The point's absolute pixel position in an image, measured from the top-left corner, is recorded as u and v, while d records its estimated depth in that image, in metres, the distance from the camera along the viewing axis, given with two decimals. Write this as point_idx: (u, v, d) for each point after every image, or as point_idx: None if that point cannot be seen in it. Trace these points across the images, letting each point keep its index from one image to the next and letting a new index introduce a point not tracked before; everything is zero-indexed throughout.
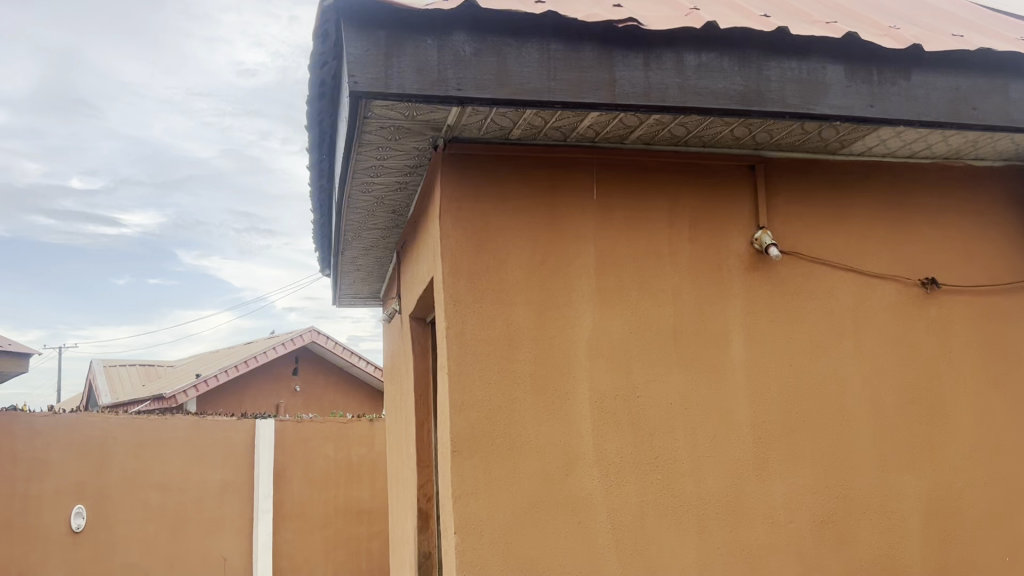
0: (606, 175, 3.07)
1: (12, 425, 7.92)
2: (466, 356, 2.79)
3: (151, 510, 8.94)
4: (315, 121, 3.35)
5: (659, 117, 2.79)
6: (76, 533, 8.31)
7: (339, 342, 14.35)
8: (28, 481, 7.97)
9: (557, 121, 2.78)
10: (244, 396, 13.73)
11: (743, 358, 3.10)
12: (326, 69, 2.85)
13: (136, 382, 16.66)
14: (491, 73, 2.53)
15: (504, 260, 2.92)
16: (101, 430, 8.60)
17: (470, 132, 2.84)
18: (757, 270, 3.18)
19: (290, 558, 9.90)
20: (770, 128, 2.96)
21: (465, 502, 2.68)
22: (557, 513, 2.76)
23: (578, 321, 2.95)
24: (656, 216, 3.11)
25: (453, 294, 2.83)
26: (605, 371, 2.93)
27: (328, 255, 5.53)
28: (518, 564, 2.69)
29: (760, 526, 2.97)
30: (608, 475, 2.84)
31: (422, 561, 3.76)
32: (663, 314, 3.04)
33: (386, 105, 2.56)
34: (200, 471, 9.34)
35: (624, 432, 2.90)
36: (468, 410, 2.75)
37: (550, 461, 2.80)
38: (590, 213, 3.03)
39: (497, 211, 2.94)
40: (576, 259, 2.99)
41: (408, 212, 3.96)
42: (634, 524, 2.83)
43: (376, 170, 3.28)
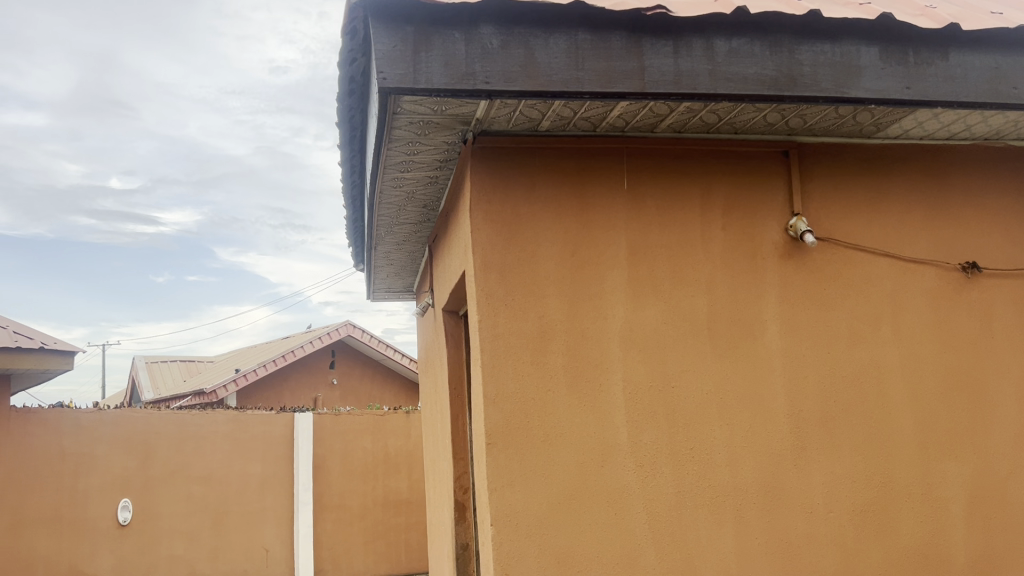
0: (635, 164, 3.05)
1: (59, 421, 8.17)
2: (499, 349, 2.80)
3: (195, 502, 9.03)
4: (345, 118, 3.38)
5: (689, 105, 2.76)
6: (123, 526, 8.47)
7: (375, 335, 14.47)
8: (75, 475, 8.20)
9: (586, 111, 2.76)
10: (282, 390, 13.90)
11: (779, 346, 3.06)
12: (355, 66, 2.87)
13: (178, 378, 16.94)
14: (519, 65, 2.53)
15: (535, 252, 2.91)
16: (144, 426, 8.77)
17: (499, 125, 2.84)
18: (792, 257, 3.14)
19: (331, 549, 9.94)
20: (803, 113, 2.92)
21: (500, 494, 2.69)
22: (593, 504, 2.76)
23: (611, 312, 2.94)
24: (688, 206, 3.08)
25: (485, 288, 2.84)
26: (639, 362, 2.92)
27: (361, 251, 5.57)
28: (555, 556, 2.69)
29: (799, 515, 2.94)
30: (643, 466, 2.83)
31: (461, 552, 3.81)
32: (696, 304, 3.02)
33: (414, 101, 2.57)
34: (241, 464, 9.42)
35: (659, 423, 2.89)
36: (502, 402, 2.76)
37: (584, 452, 2.80)
38: (622, 202, 3.02)
39: (527, 203, 2.94)
40: (607, 249, 2.98)
41: (439, 206, 3.97)
42: (671, 515, 2.82)
43: (406, 165, 3.30)
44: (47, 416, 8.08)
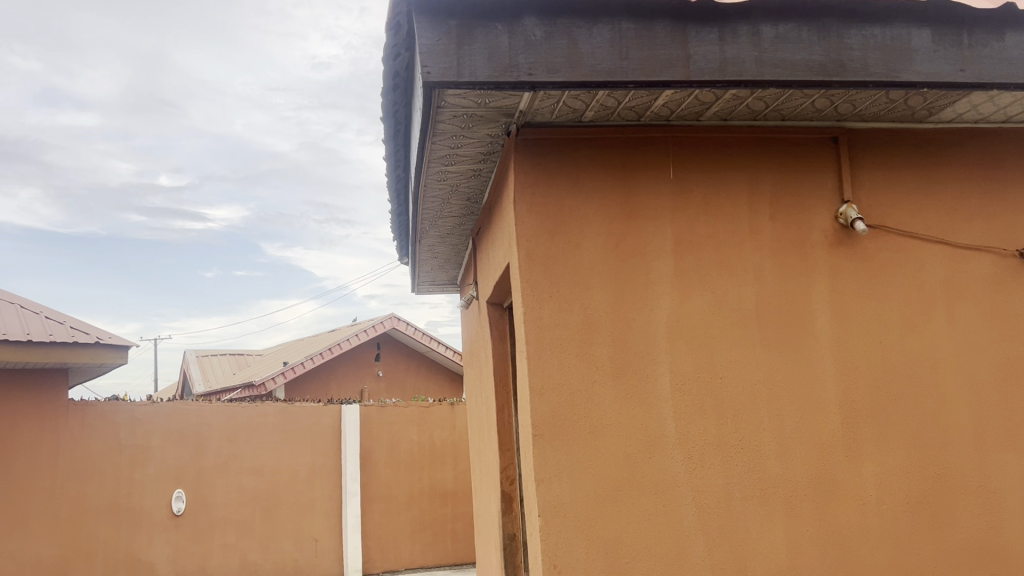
0: (681, 154, 3.02)
1: (115, 413, 8.39)
2: (544, 340, 2.80)
3: (246, 493, 9.18)
4: (390, 112, 3.40)
5: (736, 92, 2.73)
6: (177, 516, 8.65)
7: (419, 328, 14.56)
8: (131, 466, 8.41)
9: (631, 101, 2.74)
10: (329, 382, 14.09)
11: (830, 335, 3.02)
12: (399, 60, 2.89)
13: (228, 370, 17.28)
14: (562, 56, 2.52)
15: (580, 243, 2.91)
16: (197, 419, 8.94)
17: (542, 116, 2.83)
18: (842, 245, 3.09)
19: (379, 539, 10.03)
20: (852, 98, 2.86)
21: (548, 485, 2.70)
22: (641, 496, 2.76)
23: (657, 302, 2.92)
24: (736, 195, 3.04)
25: (529, 280, 2.84)
26: (686, 353, 2.90)
27: (406, 244, 5.60)
28: (603, 548, 2.69)
29: (851, 507, 2.90)
30: (692, 458, 2.82)
31: (507, 542, 3.83)
32: (744, 294, 2.99)
33: (457, 94, 2.58)
34: (290, 454, 9.55)
35: (707, 414, 2.86)
36: (548, 394, 2.77)
37: (631, 444, 2.79)
38: (667, 192, 2.99)
39: (571, 193, 2.93)
40: (652, 240, 2.96)
41: (482, 198, 3.97)
42: (720, 507, 2.80)
43: (450, 158, 3.31)
44: (104, 409, 8.28)
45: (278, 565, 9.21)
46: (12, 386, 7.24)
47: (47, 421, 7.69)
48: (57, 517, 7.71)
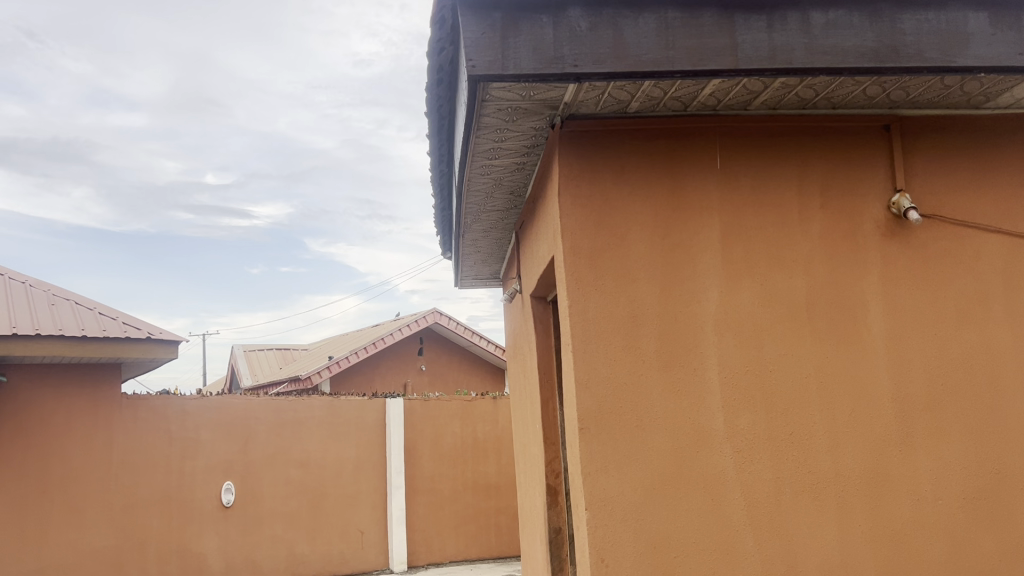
0: (728, 144, 2.97)
1: (166, 407, 8.41)
2: (589, 334, 2.79)
3: (294, 485, 9.15)
4: (434, 107, 3.42)
5: (785, 80, 2.67)
6: (226, 508, 8.60)
7: (461, 322, 14.65)
8: (182, 458, 8.40)
9: (677, 91, 2.71)
10: (373, 376, 14.22)
11: (883, 327, 2.95)
12: (444, 55, 2.91)
13: (274, 365, 17.53)
14: (608, 47, 2.50)
15: (625, 235, 2.88)
16: (245, 412, 8.95)
17: (587, 108, 2.82)
18: (895, 236, 3.02)
19: (423, 532, 10.05)
20: (905, 84, 2.79)
21: (595, 479, 2.69)
22: (689, 491, 2.73)
23: (705, 294, 2.89)
24: (784, 185, 2.99)
25: (574, 273, 2.83)
26: (734, 346, 2.86)
27: (449, 239, 5.62)
28: (650, 542, 2.67)
29: (905, 502, 2.83)
30: (740, 452, 2.78)
31: (553, 536, 3.83)
32: (794, 286, 2.94)
33: (502, 87, 2.57)
34: (336, 448, 9.57)
35: (757, 407, 2.82)
36: (594, 387, 2.75)
37: (678, 437, 2.76)
38: (714, 183, 2.95)
39: (616, 186, 2.91)
40: (699, 232, 2.93)
41: (526, 192, 3.96)
42: (769, 501, 2.76)
43: (494, 152, 3.31)
44: (156, 403, 8.31)
45: (326, 557, 9.20)
46: (68, 378, 7.41)
47: (101, 415, 7.72)
48: (112, 507, 7.71)
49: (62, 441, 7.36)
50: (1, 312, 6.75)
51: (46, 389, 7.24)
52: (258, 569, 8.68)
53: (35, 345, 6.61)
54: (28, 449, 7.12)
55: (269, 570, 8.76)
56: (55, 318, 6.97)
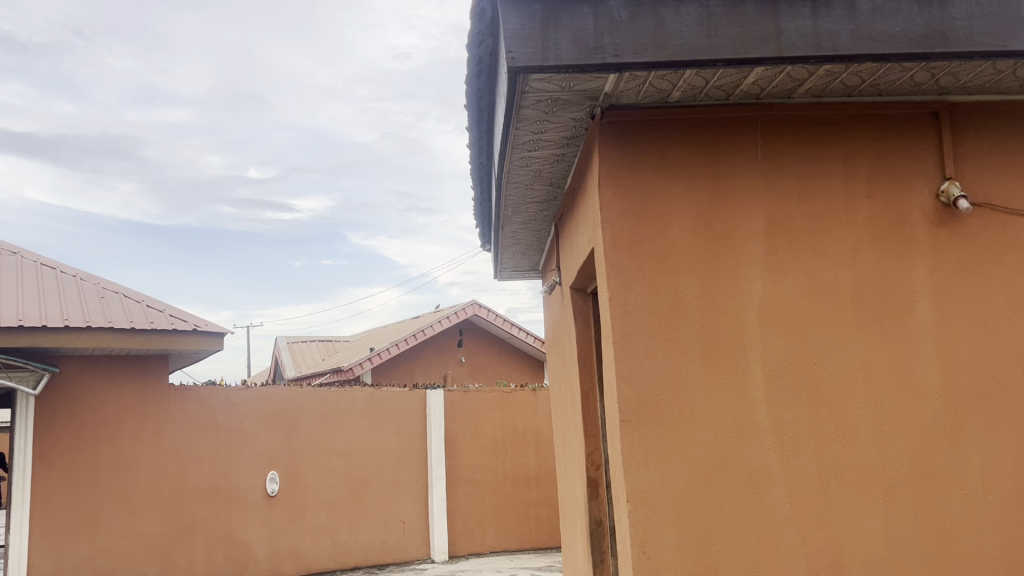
0: (771, 133, 2.93)
1: (212, 397, 8.44)
2: (631, 326, 2.78)
3: (337, 475, 9.19)
4: (474, 99, 3.43)
5: (830, 68, 2.63)
6: (271, 497, 8.65)
7: (501, 314, 14.69)
8: (228, 448, 8.45)
9: (720, 79, 2.68)
10: (414, 367, 14.33)
11: (931, 319, 2.89)
12: (483, 47, 2.93)
13: (317, 356, 17.75)
14: (649, 36, 2.48)
15: (667, 226, 2.86)
16: (288, 403, 8.97)
17: (627, 98, 2.80)
18: (944, 225, 2.96)
19: (464, 522, 10.10)
20: (955, 70, 2.72)
21: (636, 471, 2.69)
22: (731, 484, 2.71)
23: (748, 286, 2.85)
24: (830, 174, 2.94)
25: (615, 265, 2.82)
26: (778, 338, 2.83)
27: (488, 230, 5.63)
28: (692, 534, 2.66)
29: (954, 498, 2.78)
30: (785, 444, 2.75)
31: (593, 527, 3.81)
32: (840, 277, 2.89)
33: (542, 78, 2.57)
34: (378, 439, 9.61)
35: (802, 400, 2.79)
36: (635, 379, 2.75)
37: (721, 430, 2.75)
38: (758, 172, 2.92)
39: (658, 176, 2.88)
40: (742, 222, 2.89)
41: (566, 183, 3.95)
42: (814, 495, 2.73)
43: (534, 144, 3.31)
44: (202, 393, 8.37)
45: (368, 547, 9.27)
46: (118, 369, 7.59)
47: (149, 404, 7.85)
48: (159, 495, 7.85)
49: (113, 429, 7.56)
50: (52, 305, 6.94)
51: (95, 378, 7.43)
52: (302, 558, 8.74)
53: (86, 337, 6.81)
54: (80, 437, 7.34)
55: (313, 559, 8.82)
56: (104, 310, 7.14)
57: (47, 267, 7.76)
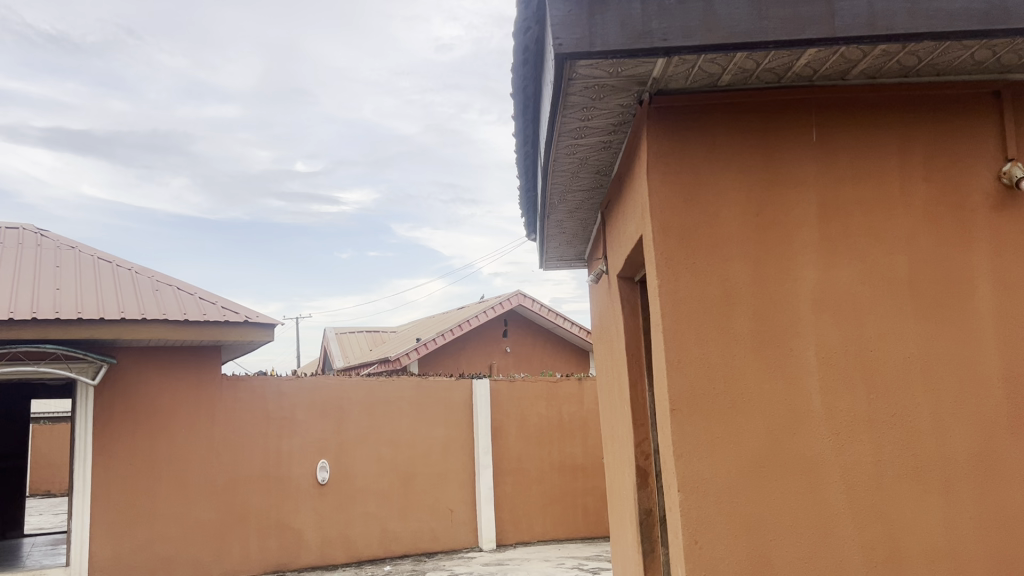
0: (824, 116, 2.87)
1: (264, 387, 8.55)
2: (680, 314, 2.75)
3: (386, 464, 9.27)
4: (519, 87, 3.43)
5: (885, 47, 2.56)
6: (321, 485, 8.74)
7: (545, 304, 14.69)
8: (280, 437, 8.56)
9: (771, 62, 2.63)
10: (460, 357, 14.40)
11: (992, 304, 2.81)
12: (529, 34, 2.93)
13: (365, 346, 17.94)
14: (698, 19, 2.44)
15: (717, 212, 2.82)
16: (338, 392, 9.07)
17: (676, 83, 2.76)
18: (1006, 208, 2.86)
19: (511, 511, 10.12)
20: (1018, 47, 2.63)
21: (687, 461, 2.67)
22: (784, 473, 2.67)
23: (801, 272, 2.80)
24: (885, 157, 2.87)
25: (664, 252, 2.79)
26: (833, 325, 2.77)
27: (534, 219, 5.61)
28: (744, 525, 2.63)
29: (1016, 488, 2.70)
30: (840, 433, 2.70)
31: (643, 517, 3.82)
32: (896, 262, 2.82)
33: (589, 64, 2.55)
34: (426, 428, 9.68)
35: (857, 388, 2.73)
36: (685, 368, 2.72)
37: (773, 419, 2.70)
38: (811, 156, 2.86)
39: (707, 161, 2.84)
40: (795, 208, 2.84)
41: (612, 171, 3.91)
42: (870, 485, 2.67)
43: (580, 131, 3.28)
44: (254, 383, 8.48)
45: (417, 535, 9.35)
46: (173, 360, 7.77)
47: (203, 394, 8.01)
48: (214, 483, 8.00)
49: (169, 419, 7.74)
50: (109, 298, 7.12)
51: (151, 369, 7.63)
52: (352, 546, 8.83)
53: (141, 329, 6.98)
54: (137, 427, 7.54)
55: (363, 547, 8.91)
56: (159, 302, 7.30)
57: (104, 260, 7.96)
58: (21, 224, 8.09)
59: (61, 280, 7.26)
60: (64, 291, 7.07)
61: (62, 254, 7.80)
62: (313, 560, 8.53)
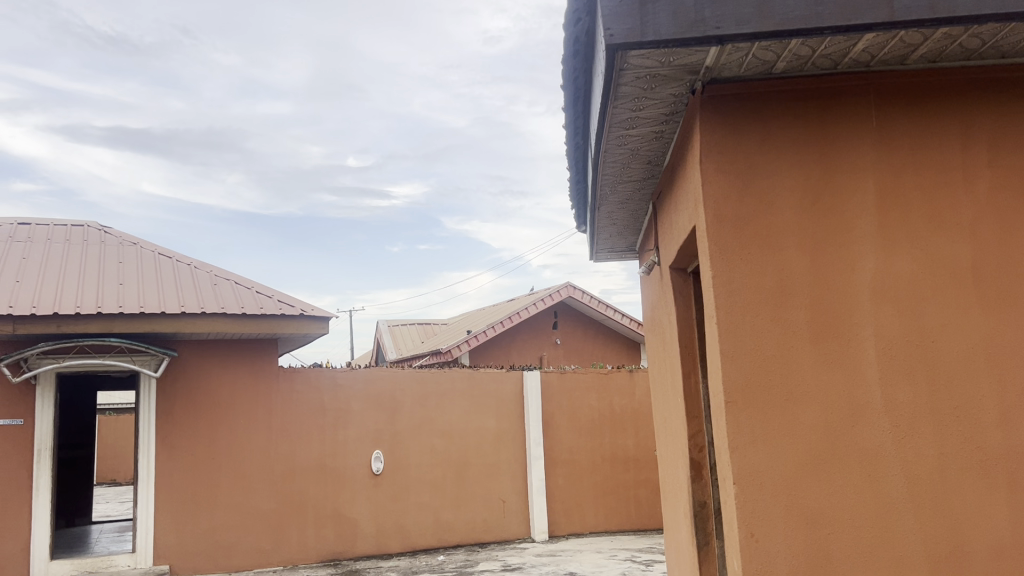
0: (882, 102, 2.81)
1: (319, 379, 8.68)
2: (735, 305, 2.73)
3: (439, 455, 9.35)
4: (570, 78, 3.43)
5: (947, 31, 2.50)
6: (376, 475, 8.86)
7: (595, 296, 14.66)
8: (335, 428, 8.69)
9: (827, 48, 2.58)
10: (510, 349, 14.45)
11: None
12: (580, 25, 2.93)
13: (417, 339, 18.11)
14: (752, 6, 2.42)
15: (773, 203, 2.78)
16: (392, 383, 9.16)
17: (729, 71, 2.73)
18: None
19: (563, 503, 10.14)
20: None
21: (742, 453, 2.65)
22: (843, 466, 2.64)
23: (859, 263, 2.75)
24: (946, 144, 2.80)
25: (717, 241, 2.77)
26: (892, 316, 2.72)
27: (584, 211, 5.60)
28: (802, 517, 2.61)
29: None
30: (900, 426, 2.65)
31: (698, 509, 3.81)
32: (958, 251, 2.75)
33: (641, 54, 2.54)
34: (478, 419, 9.74)
35: (917, 379, 2.67)
36: (740, 359, 2.70)
37: (832, 411, 2.67)
38: (869, 143, 2.80)
39: (762, 150, 2.80)
40: (853, 197, 2.78)
41: (664, 161, 3.88)
42: (932, 478, 2.62)
43: (631, 122, 3.27)
44: (310, 374, 8.62)
45: (470, 525, 9.43)
46: (231, 353, 7.99)
47: (261, 386, 8.17)
48: (273, 474, 8.18)
49: (228, 410, 7.94)
50: (169, 293, 7.32)
51: (212, 362, 7.88)
52: (407, 535, 8.95)
53: (201, 322, 7.16)
54: (198, 419, 7.76)
55: (417, 536, 9.01)
56: (217, 296, 7.47)
57: (165, 255, 8.17)
58: (86, 221, 8.36)
59: (124, 275, 7.49)
60: (126, 286, 7.30)
61: (125, 250, 8.04)
62: (369, 549, 8.67)
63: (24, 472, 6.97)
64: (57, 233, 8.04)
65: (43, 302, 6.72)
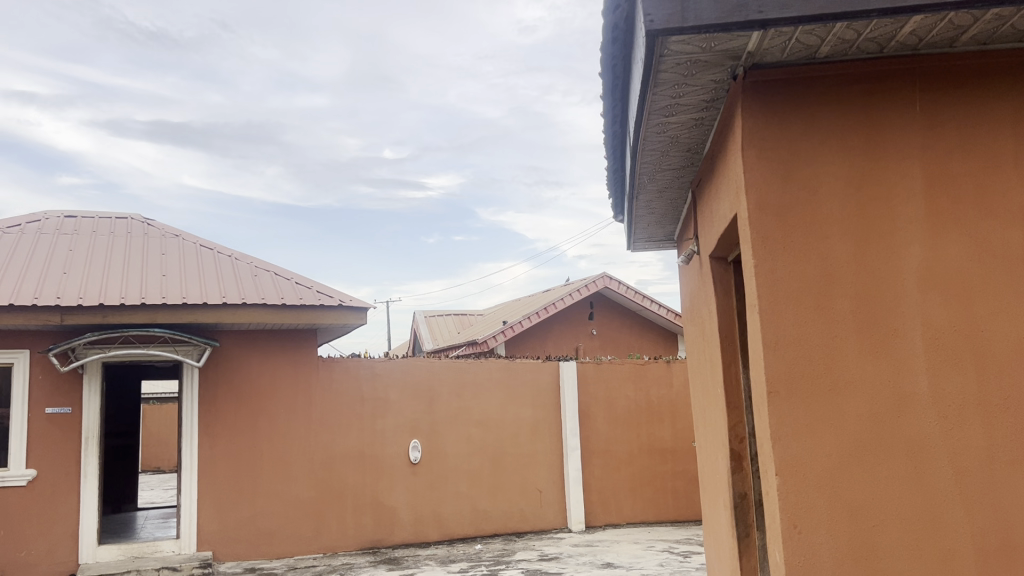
0: (929, 86, 2.74)
1: (358, 368, 8.75)
2: (778, 294, 2.69)
3: (476, 445, 9.38)
4: (608, 66, 3.40)
5: (998, 12, 2.43)
6: (414, 464, 8.91)
7: (632, 287, 14.57)
8: (373, 417, 8.76)
9: (873, 31, 2.53)
10: (546, 340, 14.43)
11: None
12: (619, 12, 2.90)
13: (453, 330, 18.16)
14: None
15: (816, 191, 2.74)
16: (429, 373, 9.20)
17: (771, 56, 2.69)
18: None
19: (600, 493, 10.11)
20: None
21: (785, 444, 2.62)
22: (889, 457, 2.59)
23: (905, 250, 2.70)
24: (997, 128, 2.72)
25: (760, 229, 2.73)
26: (940, 304, 2.66)
27: (621, 201, 5.56)
28: (846, 509, 2.57)
29: None
30: (947, 417, 2.60)
31: (738, 501, 3.77)
32: (1009, 238, 2.68)
33: (682, 40, 2.51)
34: (515, 409, 9.75)
35: (966, 369, 2.62)
36: (784, 349, 2.66)
37: (877, 402, 2.62)
38: (916, 128, 2.74)
39: (805, 137, 2.75)
40: (899, 183, 2.73)
41: (703, 148, 3.84)
42: (981, 470, 2.57)
43: (671, 109, 3.24)
44: (349, 364, 8.70)
45: (507, 515, 9.46)
46: (272, 344, 8.11)
47: (300, 375, 8.26)
48: (312, 462, 8.28)
49: (268, 400, 8.05)
50: (211, 284, 7.43)
51: (253, 353, 8.00)
52: (444, 524, 9.01)
53: (241, 312, 7.25)
54: (239, 408, 7.89)
55: (455, 525, 9.07)
56: (257, 287, 7.56)
57: (207, 247, 8.29)
58: (129, 214, 8.50)
59: (166, 267, 7.62)
60: (169, 277, 7.42)
61: (167, 242, 8.17)
62: (407, 537, 8.73)
63: (72, 459, 7.15)
64: (102, 226, 8.19)
65: (89, 293, 6.87)
